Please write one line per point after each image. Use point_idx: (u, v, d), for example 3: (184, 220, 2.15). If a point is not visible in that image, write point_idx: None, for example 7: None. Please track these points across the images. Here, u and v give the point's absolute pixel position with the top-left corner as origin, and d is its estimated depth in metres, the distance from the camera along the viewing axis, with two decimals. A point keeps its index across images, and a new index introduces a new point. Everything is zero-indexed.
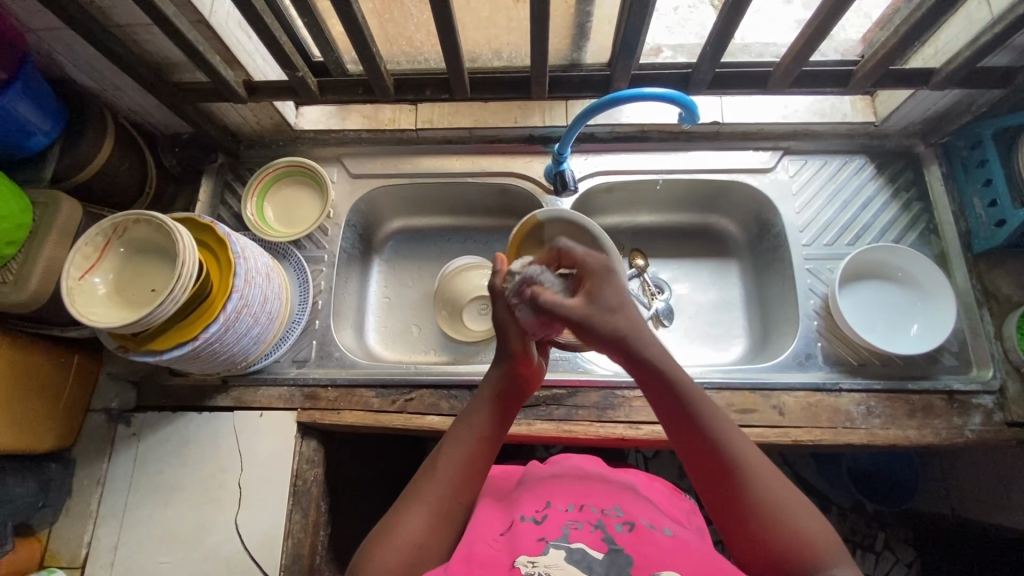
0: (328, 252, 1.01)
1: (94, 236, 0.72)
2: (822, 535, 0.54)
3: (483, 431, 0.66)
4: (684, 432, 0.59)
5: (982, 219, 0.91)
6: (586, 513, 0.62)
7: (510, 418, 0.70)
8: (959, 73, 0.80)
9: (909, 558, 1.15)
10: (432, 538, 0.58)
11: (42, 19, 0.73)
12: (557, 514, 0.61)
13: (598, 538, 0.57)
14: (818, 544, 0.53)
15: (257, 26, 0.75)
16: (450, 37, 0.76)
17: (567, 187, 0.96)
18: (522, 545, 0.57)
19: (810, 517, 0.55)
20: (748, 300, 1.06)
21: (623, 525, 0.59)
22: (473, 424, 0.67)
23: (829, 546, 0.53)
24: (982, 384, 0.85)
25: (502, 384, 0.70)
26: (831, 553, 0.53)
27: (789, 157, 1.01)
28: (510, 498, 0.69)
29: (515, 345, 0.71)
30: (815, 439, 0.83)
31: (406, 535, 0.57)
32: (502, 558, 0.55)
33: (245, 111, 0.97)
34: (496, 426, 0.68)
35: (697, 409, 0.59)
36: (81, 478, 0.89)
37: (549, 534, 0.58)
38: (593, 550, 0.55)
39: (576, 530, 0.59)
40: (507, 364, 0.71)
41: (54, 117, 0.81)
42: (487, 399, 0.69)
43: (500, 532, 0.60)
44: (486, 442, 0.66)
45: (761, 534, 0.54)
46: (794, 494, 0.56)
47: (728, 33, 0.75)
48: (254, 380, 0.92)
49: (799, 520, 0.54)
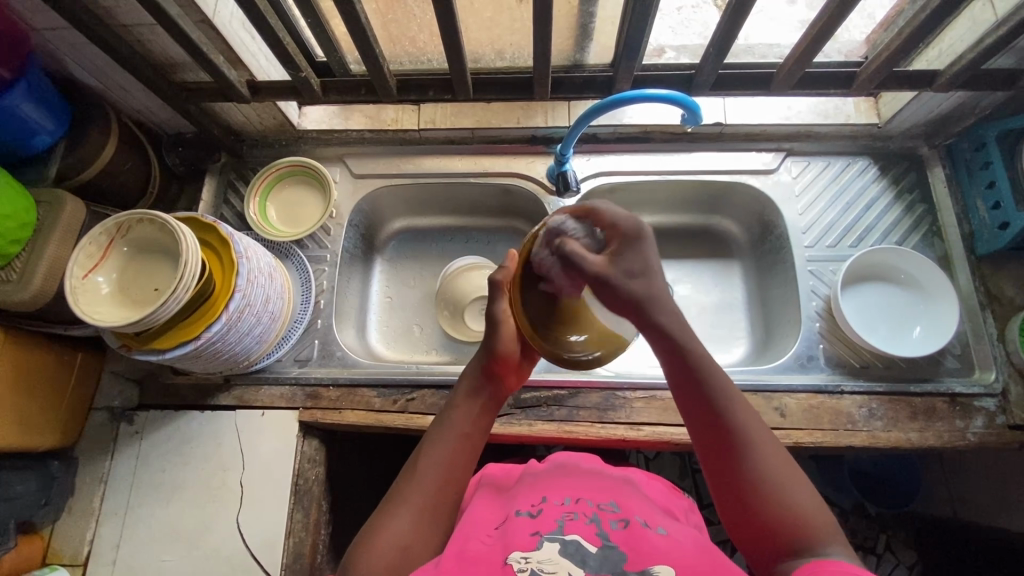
0: (330, 252, 1.01)
1: (98, 235, 0.73)
2: (813, 508, 0.56)
3: (463, 426, 0.66)
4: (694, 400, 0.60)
5: (985, 222, 0.91)
6: (582, 506, 0.62)
7: (492, 414, 0.70)
8: (963, 75, 0.80)
9: (910, 560, 1.15)
10: (419, 538, 0.59)
11: (46, 19, 0.73)
12: (552, 507, 0.62)
13: (593, 531, 0.58)
14: (810, 524, 0.55)
15: (260, 26, 0.75)
16: (453, 38, 0.76)
17: (569, 187, 0.96)
18: (517, 538, 0.57)
19: (801, 489, 0.56)
20: (750, 302, 1.06)
21: (618, 521, 0.60)
22: (452, 418, 0.67)
23: (822, 526, 0.55)
24: (984, 387, 0.85)
25: (476, 381, 0.69)
26: (823, 527, 0.55)
27: (791, 159, 1.01)
28: (507, 493, 0.69)
29: (501, 346, 0.68)
30: (817, 442, 0.83)
31: (393, 536, 0.58)
32: (496, 553, 0.56)
33: (248, 111, 0.97)
34: (478, 420, 0.67)
35: (708, 377, 0.59)
36: (83, 476, 0.90)
37: (543, 526, 0.58)
38: (587, 543, 0.56)
39: (571, 521, 0.59)
40: (486, 362, 0.69)
41: (58, 117, 0.81)
42: (464, 395, 0.68)
43: (495, 527, 0.61)
44: (467, 439, 0.66)
45: (755, 508, 0.57)
46: (787, 467, 0.58)
47: (731, 36, 0.76)
48: (255, 379, 0.92)
49: (791, 493, 0.56)
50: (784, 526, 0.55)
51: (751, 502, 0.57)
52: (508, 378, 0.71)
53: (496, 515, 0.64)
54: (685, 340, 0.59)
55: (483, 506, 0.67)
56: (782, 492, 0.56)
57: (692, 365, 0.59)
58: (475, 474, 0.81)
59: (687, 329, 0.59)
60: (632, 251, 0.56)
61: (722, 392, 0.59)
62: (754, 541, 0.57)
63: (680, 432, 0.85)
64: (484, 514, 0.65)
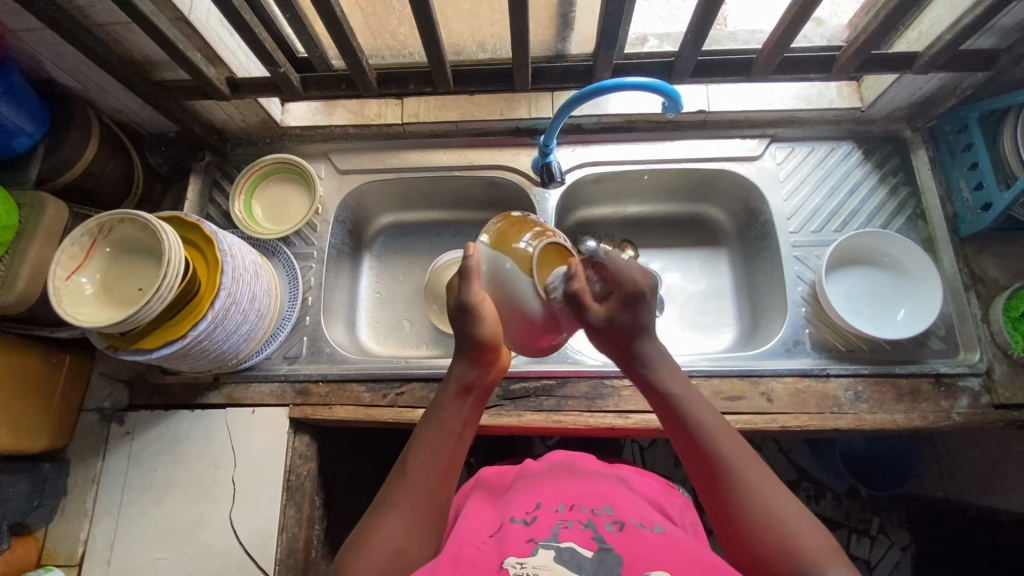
0: (317, 248, 1.01)
1: (79, 236, 0.72)
2: (816, 538, 0.55)
3: (452, 426, 0.66)
4: (682, 438, 0.65)
5: (968, 203, 0.91)
6: (576, 513, 0.62)
7: (480, 400, 0.70)
8: (942, 57, 0.80)
9: (903, 541, 1.16)
10: (412, 541, 0.58)
11: (20, 19, 0.73)
12: (547, 514, 0.62)
13: (587, 537, 0.58)
14: (809, 546, 0.54)
15: (235, 22, 0.75)
16: (430, 31, 0.76)
17: (554, 179, 0.97)
18: (512, 545, 0.57)
19: (811, 530, 0.56)
20: (737, 288, 1.07)
21: (613, 525, 0.60)
22: (441, 419, 0.67)
23: (821, 548, 0.54)
24: (969, 367, 0.86)
25: (467, 376, 0.68)
26: (822, 552, 0.54)
27: (776, 145, 1.01)
28: (501, 500, 0.70)
29: (485, 334, 0.66)
30: (803, 425, 0.84)
31: (381, 540, 0.57)
32: (491, 558, 0.56)
33: (230, 109, 0.97)
34: (466, 417, 0.68)
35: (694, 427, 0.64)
36: (76, 478, 0.90)
37: (538, 533, 0.58)
38: (583, 549, 0.56)
39: (566, 528, 0.59)
40: (472, 356, 0.67)
41: (38, 119, 0.81)
42: (452, 395, 0.67)
43: (490, 534, 0.61)
44: (459, 438, 0.67)
45: (762, 544, 0.56)
46: (782, 495, 0.59)
47: (709, 21, 0.75)
48: (245, 377, 0.93)
49: (796, 526, 0.56)
50: (779, 551, 0.55)
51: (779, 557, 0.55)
52: (494, 366, 0.69)
53: (490, 524, 0.64)
54: (665, 381, 0.67)
55: (479, 514, 0.67)
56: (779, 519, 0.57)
57: (676, 406, 0.66)
58: (472, 480, 0.81)
59: (670, 372, 0.68)
60: (632, 309, 0.67)
61: (709, 428, 0.63)
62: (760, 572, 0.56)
63: None
64: (479, 521, 0.65)
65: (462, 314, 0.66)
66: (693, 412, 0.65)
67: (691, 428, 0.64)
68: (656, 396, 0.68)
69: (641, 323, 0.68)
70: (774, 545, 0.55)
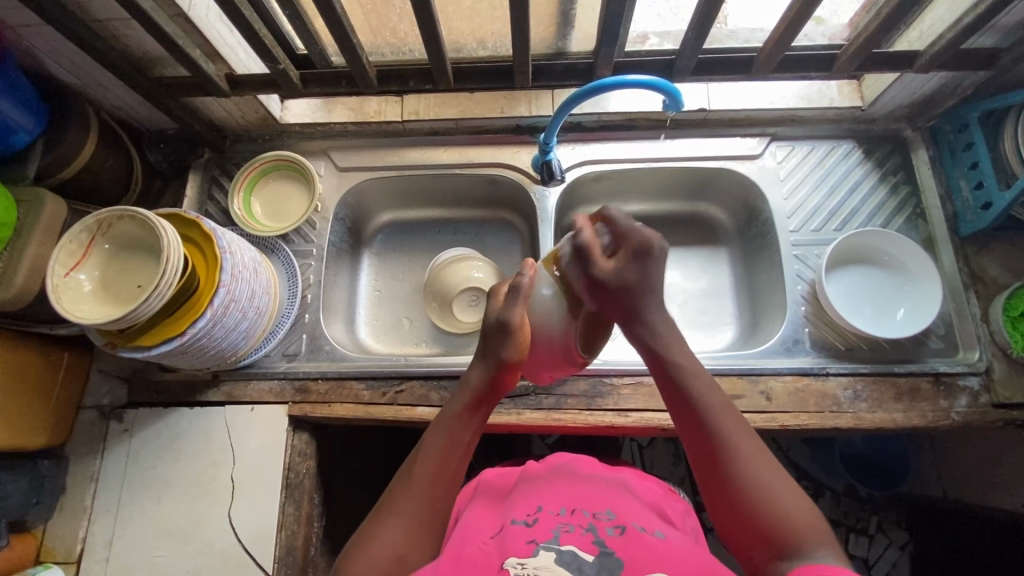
0: (316, 245, 1.01)
1: (78, 232, 0.72)
2: (810, 521, 0.55)
3: (461, 437, 0.66)
4: (683, 411, 0.63)
5: (968, 202, 0.91)
6: (578, 517, 0.62)
7: (489, 411, 0.69)
8: (943, 56, 0.79)
9: (901, 540, 1.16)
10: (413, 546, 0.58)
11: (18, 15, 0.72)
12: (548, 517, 0.62)
13: (588, 541, 0.58)
14: (804, 530, 0.54)
15: (234, 18, 0.74)
16: (430, 29, 0.76)
17: (554, 177, 0.98)
18: (513, 546, 0.57)
19: (804, 513, 0.56)
20: (737, 286, 1.07)
21: (613, 528, 0.60)
22: (450, 429, 0.66)
23: (816, 533, 0.54)
24: (968, 366, 0.86)
25: (481, 388, 0.68)
26: (815, 538, 0.54)
27: (776, 143, 1.00)
28: (503, 502, 0.70)
29: (510, 351, 0.67)
30: (802, 424, 0.84)
31: (381, 546, 0.57)
32: (492, 559, 0.56)
33: (229, 106, 0.96)
34: (474, 428, 0.67)
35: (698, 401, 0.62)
36: (74, 475, 0.90)
37: (539, 535, 0.58)
38: (583, 553, 0.56)
39: (566, 532, 0.59)
40: (493, 366, 0.68)
41: (36, 116, 0.80)
42: (465, 406, 0.67)
43: (491, 535, 0.62)
44: (466, 449, 0.66)
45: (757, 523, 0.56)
46: (780, 477, 0.58)
47: (710, 19, 0.74)
48: (244, 374, 0.93)
49: (792, 510, 0.56)
50: (770, 527, 0.55)
51: (773, 537, 0.55)
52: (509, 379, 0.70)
53: (491, 525, 0.64)
54: (671, 352, 0.65)
55: (481, 516, 0.67)
56: (777, 501, 0.56)
57: (679, 379, 0.64)
58: (472, 481, 0.81)
59: (675, 344, 0.66)
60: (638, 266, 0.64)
61: (712, 405, 0.62)
62: (751, 548, 0.56)
63: (668, 419, 0.86)
64: (481, 522, 0.65)
65: (498, 329, 0.68)
66: (697, 388, 0.63)
67: (694, 404, 0.62)
68: (657, 366, 0.65)
69: (647, 283, 0.65)
70: (767, 525, 0.55)
